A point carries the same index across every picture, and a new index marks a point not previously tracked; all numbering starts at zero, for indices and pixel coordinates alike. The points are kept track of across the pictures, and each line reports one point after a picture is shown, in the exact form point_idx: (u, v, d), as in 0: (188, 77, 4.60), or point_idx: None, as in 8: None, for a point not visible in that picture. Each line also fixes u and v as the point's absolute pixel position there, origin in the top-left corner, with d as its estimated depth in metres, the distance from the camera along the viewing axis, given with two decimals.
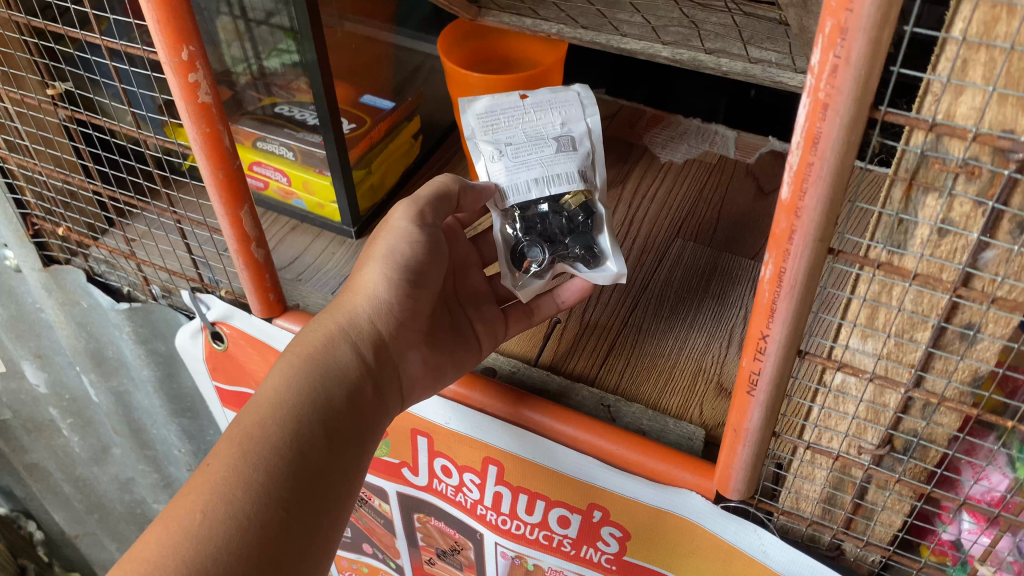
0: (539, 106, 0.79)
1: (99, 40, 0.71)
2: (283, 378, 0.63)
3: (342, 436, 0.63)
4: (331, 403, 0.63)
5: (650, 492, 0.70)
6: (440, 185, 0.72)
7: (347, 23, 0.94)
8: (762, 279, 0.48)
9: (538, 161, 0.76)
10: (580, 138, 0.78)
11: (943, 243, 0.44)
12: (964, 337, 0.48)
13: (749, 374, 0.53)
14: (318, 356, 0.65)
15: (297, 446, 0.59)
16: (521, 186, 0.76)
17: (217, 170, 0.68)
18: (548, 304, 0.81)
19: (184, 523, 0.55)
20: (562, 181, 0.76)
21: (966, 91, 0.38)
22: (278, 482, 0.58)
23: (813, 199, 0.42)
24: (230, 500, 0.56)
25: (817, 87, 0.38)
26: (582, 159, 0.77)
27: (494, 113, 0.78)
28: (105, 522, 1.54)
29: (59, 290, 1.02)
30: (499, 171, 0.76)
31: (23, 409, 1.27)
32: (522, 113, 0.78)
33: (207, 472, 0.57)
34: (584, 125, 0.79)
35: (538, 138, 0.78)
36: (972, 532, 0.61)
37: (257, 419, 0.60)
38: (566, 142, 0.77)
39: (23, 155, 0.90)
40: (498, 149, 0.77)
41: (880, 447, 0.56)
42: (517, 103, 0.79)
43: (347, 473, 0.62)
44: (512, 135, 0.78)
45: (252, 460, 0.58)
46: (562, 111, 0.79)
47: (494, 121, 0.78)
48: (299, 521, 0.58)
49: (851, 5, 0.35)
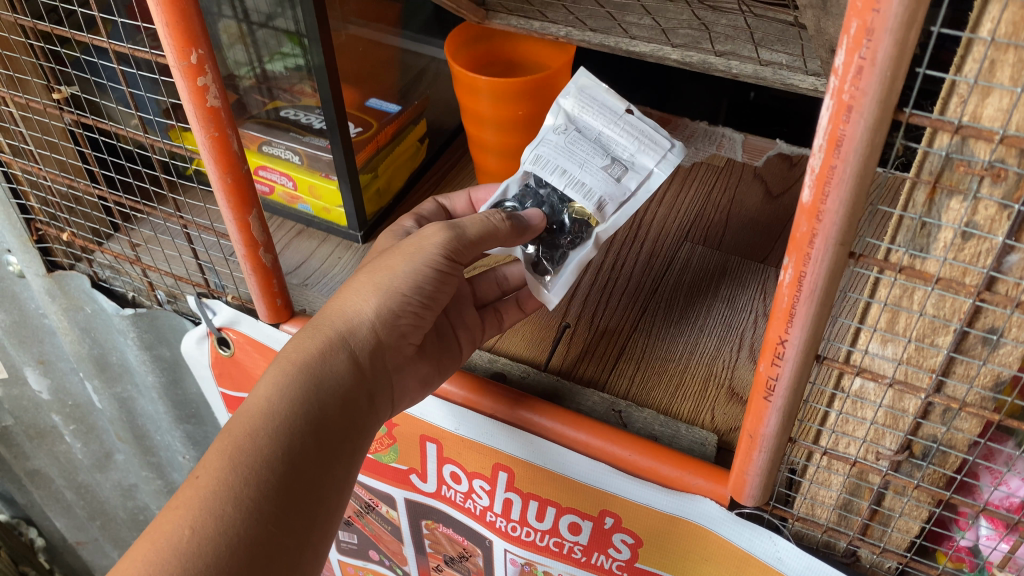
0: (630, 131, 0.74)
1: (105, 44, 0.70)
2: (274, 388, 0.60)
3: (331, 446, 0.62)
4: (324, 413, 0.62)
5: (663, 499, 0.69)
6: (490, 229, 0.68)
7: (351, 26, 0.94)
8: (781, 283, 0.47)
9: (578, 162, 0.73)
10: (632, 177, 0.72)
11: (966, 246, 0.43)
12: (987, 341, 0.48)
13: (766, 379, 0.53)
14: (313, 365, 0.63)
15: (287, 457, 0.59)
16: (549, 168, 0.73)
17: (225, 175, 0.68)
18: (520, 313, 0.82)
19: (173, 540, 0.54)
20: (578, 192, 0.71)
21: (994, 93, 0.38)
22: (269, 496, 0.57)
23: (835, 202, 0.41)
24: (220, 515, 0.55)
25: (841, 88, 0.38)
26: (615, 190, 0.72)
27: (593, 102, 0.75)
28: (107, 529, 1.53)
29: (62, 295, 1.02)
30: (551, 143, 0.74)
31: (25, 416, 1.27)
32: (612, 121, 0.74)
33: (196, 485, 0.56)
34: (649, 170, 0.73)
35: (602, 148, 0.74)
36: (991, 538, 0.60)
37: (247, 431, 0.58)
38: (615, 169, 0.72)
39: (27, 160, 0.90)
40: (565, 128, 0.75)
41: (899, 453, 0.56)
42: (618, 110, 0.74)
43: (337, 484, 0.62)
44: (589, 129, 0.74)
45: (241, 474, 0.57)
46: (645, 149, 0.73)
47: (588, 105, 0.75)
48: (289, 535, 0.58)
49: (877, 6, 0.34)
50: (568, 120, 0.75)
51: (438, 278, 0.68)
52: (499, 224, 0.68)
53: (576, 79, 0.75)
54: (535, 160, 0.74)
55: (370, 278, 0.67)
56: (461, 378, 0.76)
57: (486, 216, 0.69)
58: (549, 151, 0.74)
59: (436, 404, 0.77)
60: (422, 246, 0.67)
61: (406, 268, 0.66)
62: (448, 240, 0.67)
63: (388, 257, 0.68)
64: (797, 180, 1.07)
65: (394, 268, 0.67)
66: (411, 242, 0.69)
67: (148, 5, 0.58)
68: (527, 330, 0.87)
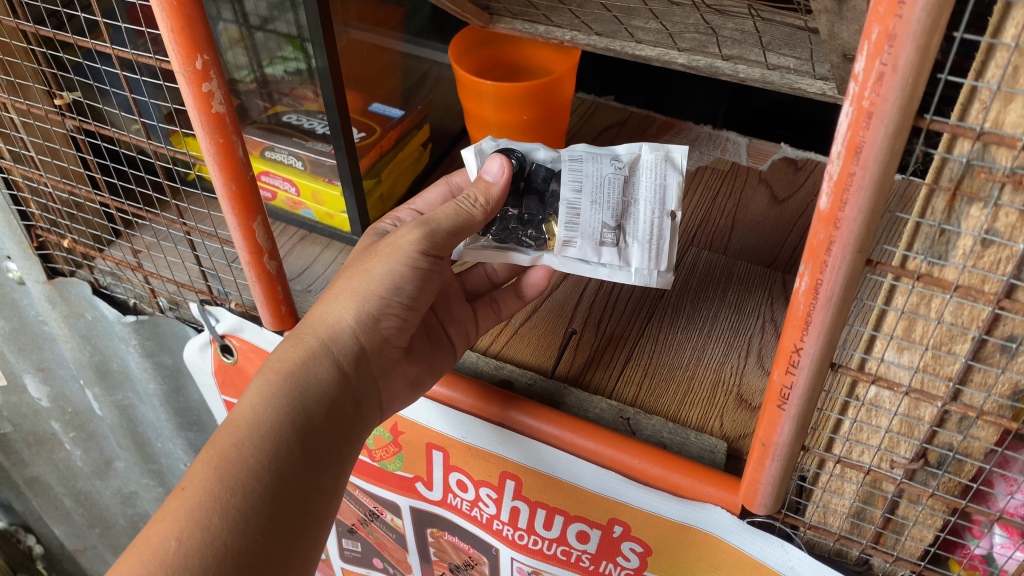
0: (654, 229, 0.69)
1: (108, 49, 0.69)
2: (259, 397, 0.60)
3: (318, 454, 0.61)
4: (309, 421, 0.61)
5: (673, 507, 0.68)
6: (463, 220, 0.65)
7: (353, 30, 0.93)
8: (796, 290, 0.47)
9: (593, 199, 0.68)
10: (612, 252, 0.69)
11: (986, 254, 0.43)
12: (1005, 349, 0.47)
13: (780, 388, 0.52)
14: (298, 373, 0.62)
15: (274, 468, 0.58)
16: (574, 177, 0.68)
17: (230, 182, 0.67)
18: (514, 299, 0.81)
19: (160, 552, 0.53)
20: (566, 216, 0.68)
21: (1017, 98, 0.38)
22: (256, 506, 0.56)
23: (853, 210, 0.41)
24: (206, 526, 0.54)
25: (861, 95, 0.37)
26: (588, 247, 0.69)
27: (660, 178, 0.69)
28: (107, 536, 1.52)
29: (63, 302, 1.01)
30: (600, 166, 0.68)
31: (24, 423, 1.26)
32: (653, 206, 0.69)
33: (182, 495, 0.56)
34: (633, 265, 0.70)
35: (622, 211, 0.69)
36: (1005, 547, 0.59)
37: (234, 440, 0.57)
38: (609, 234, 0.68)
39: (28, 166, 0.89)
40: (620, 167, 0.69)
41: (914, 461, 0.55)
42: (665, 207, 0.69)
43: (325, 493, 0.61)
44: (633, 190, 0.69)
45: (227, 484, 0.56)
46: (646, 250, 0.69)
47: (655, 176, 0.69)
48: (278, 545, 0.57)
49: (900, 11, 0.34)
50: (631, 165, 0.69)
51: (420, 275, 0.66)
52: (471, 211, 0.66)
53: (671, 149, 0.69)
54: (570, 163, 0.68)
55: (348, 284, 0.66)
56: (469, 385, 0.76)
57: (459, 204, 0.66)
58: (590, 168, 0.68)
59: (442, 413, 0.77)
60: (399, 246, 0.65)
61: (399, 269, 0.65)
62: (431, 233, 0.65)
63: (365, 260, 0.67)
64: (802, 184, 1.07)
65: (370, 270, 0.65)
66: (386, 242, 0.67)
67: (153, 11, 0.57)
68: (532, 336, 0.86)
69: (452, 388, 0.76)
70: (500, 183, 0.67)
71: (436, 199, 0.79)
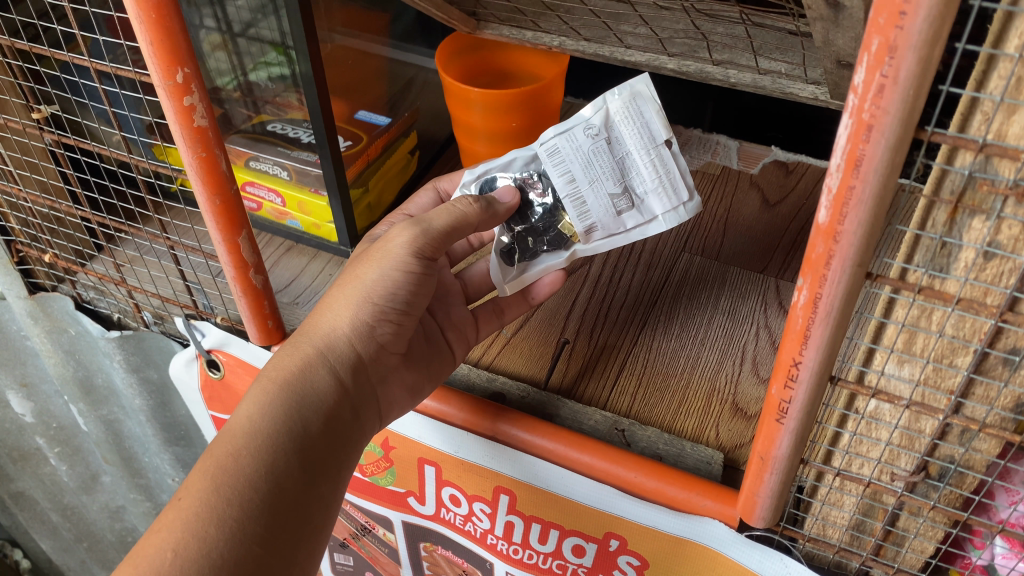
0: (658, 167, 0.67)
1: (86, 63, 0.66)
2: (256, 406, 0.58)
3: (317, 464, 0.59)
4: (306, 432, 0.59)
5: (671, 521, 0.67)
6: (458, 218, 0.64)
7: (336, 36, 0.90)
8: (794, 304, 0.46)
9: (589, 177, 0.66)
10: (633, 215, 0.68)
11: (988, 266, 0.43)
12: (1007, 362, 0.46)
13: (778, 402, 0.51)
14: (294, 382, 0.60)
15: (271, 478, 0.56)
16: (561, 168, 0.67)
17: (214, 196, 0.65)
18: (520, 302, 0.80)
19: (155, 563, 0.51)
20: (574, 207, 0.67)
21: (1020, 111, 0.37)
22: (254, 515, 0.55)
23: (853, 223, 0.40)
24: (202, 537, 0.53)
25: (860, 107, 0.36)
26: (609, 222, 0.68)
27: (637, 117, 0.66)
28: (94, 551, 1.48)
29: (45, 317, 0.99)
30: (577, 141, 0.66)
31: (9, 439, 1.23)
32: (645, 146, 0.66)
33: (178, 506, 0.54)
34: (655, 215, 0.68)
35: (623, 168, 0.67)
36: (1006, 558, 0.58)
37: (230, 450, 0.56)
38: (623, 200, 0.67)
39: (7, 180, 0.87)
40: (595, 134, 0.66)
41: (915, 474, 0.54)
42: (657, 138, 0.66)
43: (324, 504, 0.60)
44: (620, 144, 0.67)
45: (224, 495, 0.54)
46: (661, 192, 0.67)
47: (632, 118, 0.66)
48: (275, 557, 0.55)
49: (901, 22, 0.33)
50: (607, 122, 0.66)
51: (413, 281, 0.65)
52: (467, 209, 0.65)
53: (632, 86, 0.65)
54: (550, 152, 0.67)
55: (341, 294, 0.65)
56: (461, 399, 0.75)
57: (453, 204, 0.65)
58: (569, 150, 0.66)
59: (433, 428, 0.75)
60: (390, 252, 0.64)
61: (389, 281, 0.64)
62: (424, 234, 0.64)
63: (357, 266, 0.66)
64: (795, 187, 1.07)
65: (363, 277, 0.64)
66: (379, 246, 0.66)
67: (131, 22, 0.55)
68: (524, 345, 0.85)
69: (444, 402, 0.75)
70: (509, 204, 0.68)
71: (427, 204, 0.79)
